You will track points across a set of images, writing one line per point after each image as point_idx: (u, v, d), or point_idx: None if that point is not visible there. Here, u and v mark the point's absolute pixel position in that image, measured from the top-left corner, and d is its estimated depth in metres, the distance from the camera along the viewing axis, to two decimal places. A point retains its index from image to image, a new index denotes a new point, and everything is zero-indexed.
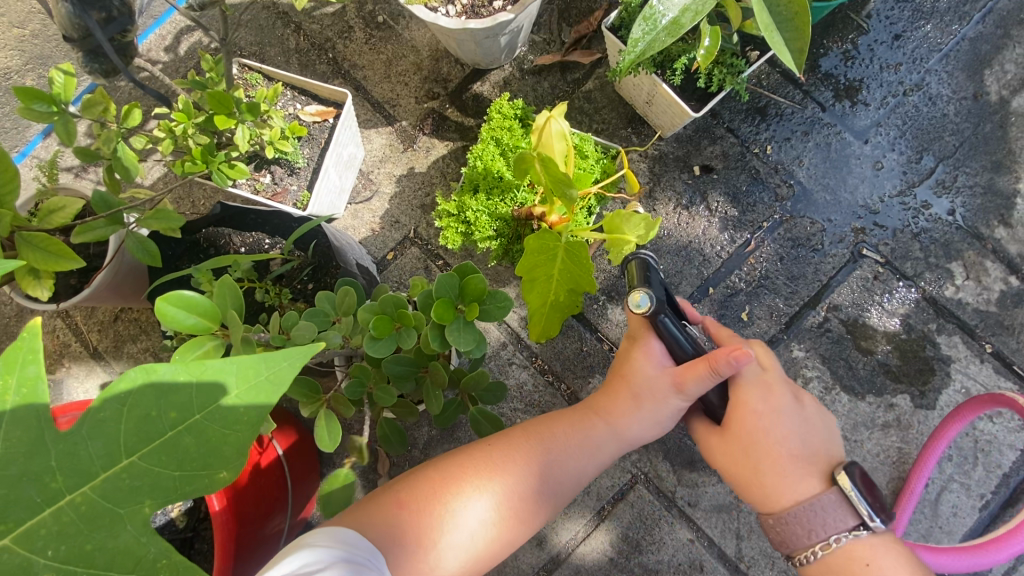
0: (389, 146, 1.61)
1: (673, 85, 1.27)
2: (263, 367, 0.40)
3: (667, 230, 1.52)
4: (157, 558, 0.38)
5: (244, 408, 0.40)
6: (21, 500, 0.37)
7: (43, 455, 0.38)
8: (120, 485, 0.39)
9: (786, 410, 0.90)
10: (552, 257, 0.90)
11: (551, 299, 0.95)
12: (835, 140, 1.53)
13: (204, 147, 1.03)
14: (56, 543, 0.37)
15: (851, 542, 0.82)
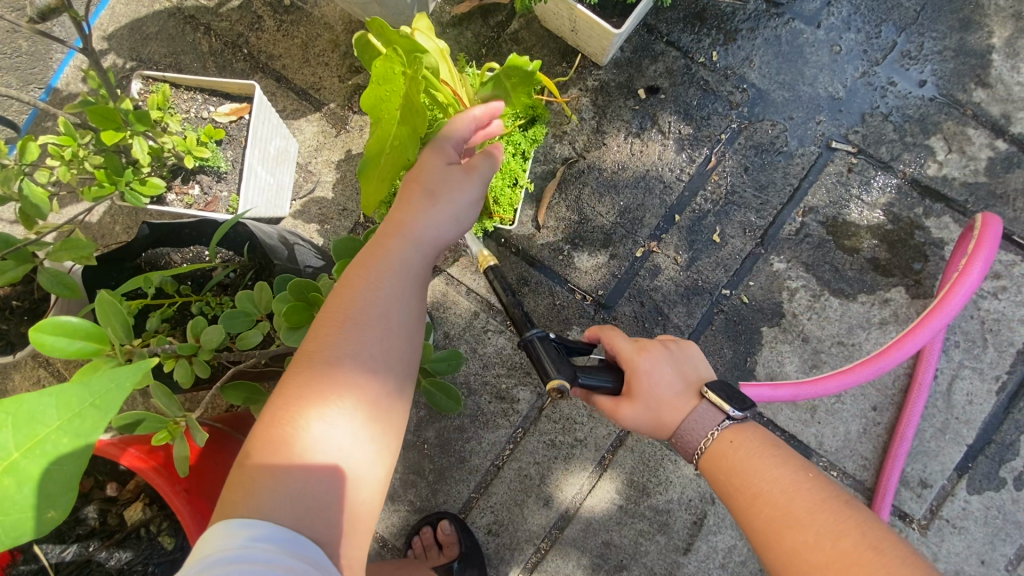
0: (322, 132, 1.55)
1: (590, 4, 1.17)
2: (85, 396, 0.39)
3: (621, 163, 1.43)
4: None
5: (67, 439, 0.39)
6: None
7: None
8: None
9: (658, 364, 0.90)
10: (393, 91, 0.81)
11: (389, 145, 0.82)
12: (785, 30, 1.41)
13: (104, 168, 0.99)
14: None
15: (722, 434, 0.84)
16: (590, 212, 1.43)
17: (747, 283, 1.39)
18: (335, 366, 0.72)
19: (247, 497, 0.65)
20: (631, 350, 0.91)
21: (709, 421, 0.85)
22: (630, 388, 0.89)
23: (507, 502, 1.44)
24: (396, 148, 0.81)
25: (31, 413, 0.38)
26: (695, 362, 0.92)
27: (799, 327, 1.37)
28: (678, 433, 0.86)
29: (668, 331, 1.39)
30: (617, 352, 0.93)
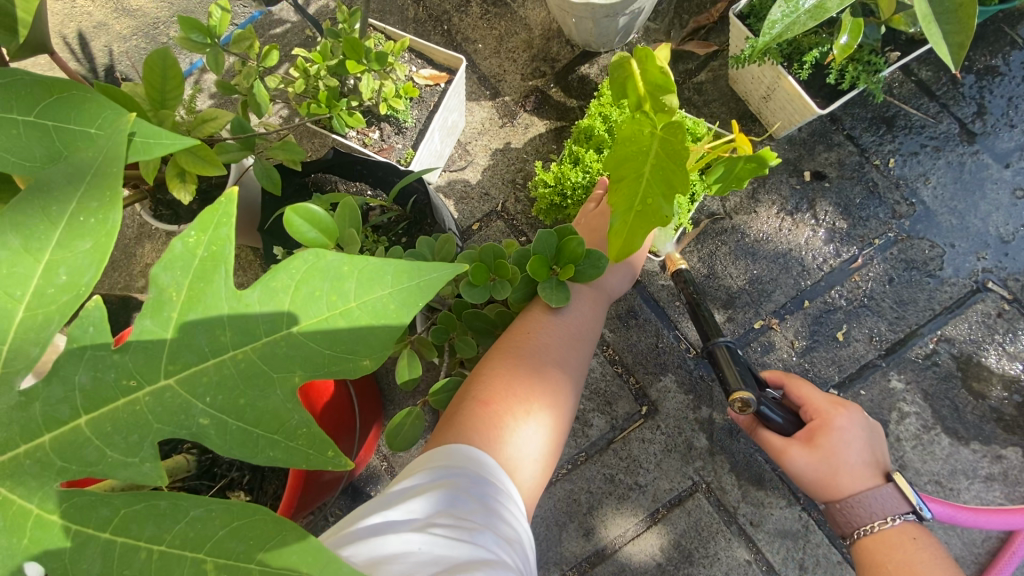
0: (489, 119, 1.64)
1: (798, 78, 1.20)
2: (417, 273, 0.42)
3: (766, 234, 1.44)
4: (299, 426, 0.41)
5: (396, 302, 0.42)
6: (192, 346, 0.40)
7: (216, 308, 0.41)
8: (278, 351, 0.41)
9: (854, 428, 0.98)
10: (646, 149, 0.86)
11: (639, 204, 0.84)
12: (971, 160, 1.40)
13: (330, 91, 1.09)
14: (214, 393, 0.40)
15: (902, 523, 0.92)
16: (721, 270, 1.44)
17: (857, 391, 1.35)
18: (558, 369, 0.87)
19: (490, 430, 0.77)
20: (827, 407, 1.01)
21: (890, 505, 0.93)
22: (812, 436, 0.98)
23: (549, 520, 1.43)
24: (650, 205, 0.83)
25: (372, 273, 0.42)
26: (881, 445, 1.00)
27: (900, 452, 1.32)
28: (851, 499, 0.94)
29: None
30: (808, 404, 1.03)
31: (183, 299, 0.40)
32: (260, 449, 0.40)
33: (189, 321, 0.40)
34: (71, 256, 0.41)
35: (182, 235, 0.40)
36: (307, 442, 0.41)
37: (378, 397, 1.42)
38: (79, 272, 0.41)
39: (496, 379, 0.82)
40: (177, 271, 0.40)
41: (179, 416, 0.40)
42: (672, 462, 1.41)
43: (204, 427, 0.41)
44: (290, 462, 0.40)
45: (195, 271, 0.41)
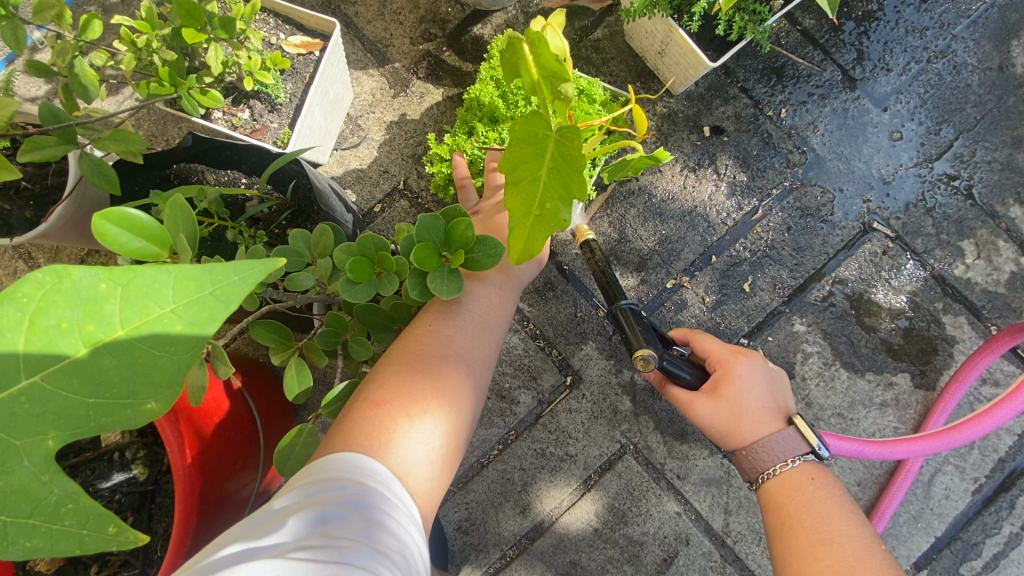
0: (380, 90, 1.50)
1: (689, 31, 1.18)
2: (206, 282, 0.32)
3: (672, 193, 1.44)
4: (61, 502, 0.32)
5: (179, 326, 0.32)
6: None
7: None
8: (16, 411, 0.31)
9: (754, 376, 1.01)
10: (542, 151, 0.79)
11: (538, 208, 0.78)
12: (854, 106, 1.45)
13: (169, 65, 0.93)
14: None
15: (802, 464, 0.95)
16: (631, 233, 1.43)
17: (766, 338, 1.41)
18: (456, 361, 0.83)
19: (378, 434, 0.71)
20: (727, 355, 1.03)
21: (792, 447, 0.95)
22: (715, 388, 1.00)
23: (484, 502, 1.41)
24: (548, 209, 0.77)
25: (145, 290, 0.32)
26: (784, 391, 1.04)
27: (806, 391, 1.39)
28: (752, 445, 0.97)
29: None
30: (710, 354, 1.05)
31: None
32: (9, 542, 0.31)
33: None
34: None
35: None
36: (77, 521, 0.32)
37: (286, 405, 1.32)
38: None
39: (385, 381, 0.77)
40: None
41: None
42: (600, 429, 1.41)
43: None
44: (54, 550, 0.31)
45: None
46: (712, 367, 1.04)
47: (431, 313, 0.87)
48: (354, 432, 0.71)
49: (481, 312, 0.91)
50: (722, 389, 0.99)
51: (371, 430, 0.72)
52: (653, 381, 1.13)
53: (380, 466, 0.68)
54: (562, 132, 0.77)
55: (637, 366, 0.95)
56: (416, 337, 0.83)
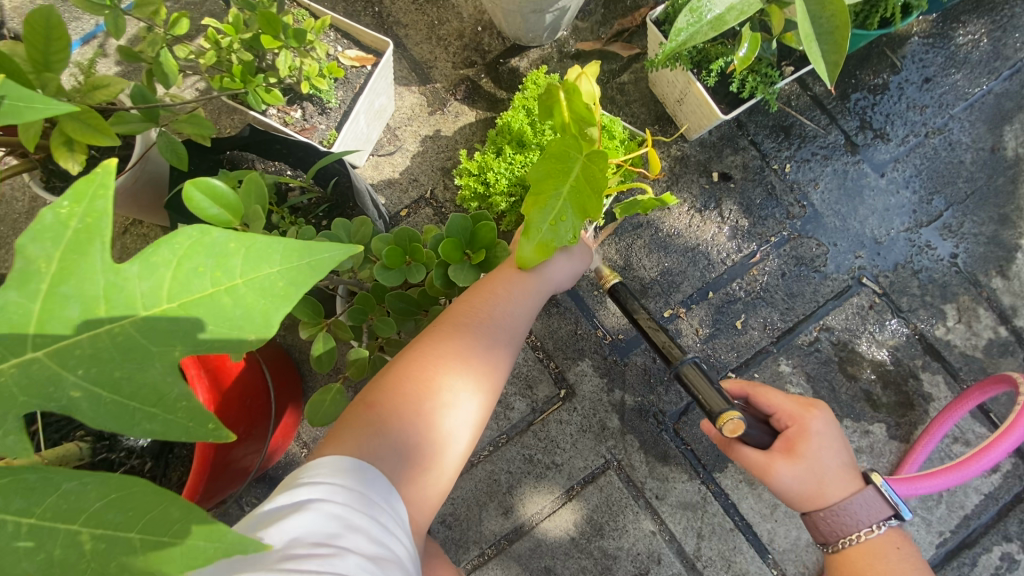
0: (419, 105, 1.63)
1: (706, 85, 1.30)
2: (308, 253, 0.43)
3: (677, 230, 1.54)
4: (179, 398, 0.41)
5: (282, 283, 0.43)
6: (64, 315, 0.40)
7: (92, 280, 0.41)
8: (159, 324, 0.42)
9: (828, 432, 1.06)
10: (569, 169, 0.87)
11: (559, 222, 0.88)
12: (853, 169, 1.56)
13: (243, 65, 1.05)
14: (88, 364, 0.40)
15: (887, 530, 1.03)
16: (636, 262, 1.53)
17: (752, 374, 1.49)
18: (464, 378, 0.82)
19: (372, 444, 0.73)
20: (801, 412, 1.07)
21: (874, 507, 1.03)
22: (786, 449, 1.04)
23: (470, 500, 1.48)
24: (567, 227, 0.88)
25: (259, 253, 0.43)
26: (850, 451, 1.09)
27: None
28: (840, 504, 1.03)
29: (669, 392, 1.49)
30: (780, 411, 1.09)
31: (55, 268, 0.40)
32: (136, 421, 0.40)
33: (66, 293, 0.40)
34: None
35: (52, 205, 0.40)
36: (185, 416, 0.41)
37: (298, 388, 1.41)
38: None
39: (391, 388, 0.79)
40: (45, 243, 0.40)
41: (47, 388, 0.39)
42: (587, 442, 1.49)
43: (76, 400, 0.40)
44: (167, 433, 0.40)
45: (69, 242, 0.41)
46: (786, 425, 1.07)
47: (450, 321, 0.84)
48: (356, 436, 0.74)
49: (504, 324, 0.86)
50: (798, 450, 1.03)
51: (369, 437, 0.74)
52: (716, 437, 1.15)
53: (368, 479, 0.70)
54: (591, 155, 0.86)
55: (725, 430, 0.88)
56: (430, 346, 0.82)
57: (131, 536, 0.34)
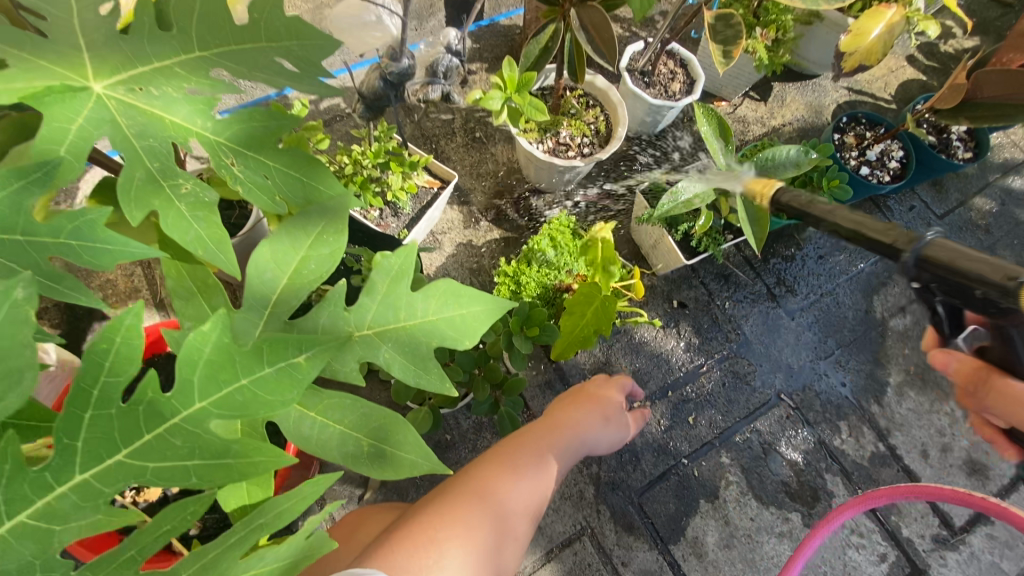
0: (456, 219, 2.09)
1: (675, 239, 1.84)
2: (503, 301, 0.80)
3: (647, 339, 1.99)
4: (433, 367, 0.76)
5: (486, 315, 0.79)
6: (384, 315, 0.77)
7: (397, 298, 0.77)
8: (426, 328, 0.77)
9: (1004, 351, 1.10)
10: (591, 304, 1.29)
11: (580, 328, 1.33)
12: (773, 312, 2.11)
13: (364, 178, 1.54)
14: (390, 342, 0.76)
15: None
16: (615, 361, 1.93)
17: (700, 462, 1.86)
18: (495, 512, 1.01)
19: (429, 545, 0.90)
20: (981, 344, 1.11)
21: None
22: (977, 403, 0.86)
23: None
24: (585, 336, 1.34)
25: (478, 296, 0.79)
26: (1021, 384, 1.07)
27: (725, 511, 1.82)
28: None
29: (636, 471, 1.82)
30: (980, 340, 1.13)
31: (383, 290, 0.77)
32: (410, 377, 0.76)
33: (385, 302, 0.77)
34: (317, 256, 0.76)
35: (390, 256, 0.76)
36: (436, 377, 0.76)
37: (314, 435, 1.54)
38: (322, 268, 0.76)
39: (454, 498, 1.00)
40: (381, 275, 0.77)
41: (370, 350, 0.76)
42: (567, 508, 1.75)
43: (385, 360, 0.76)
44: (431, 387, 0.75)
45: (391, 276, 0.77)
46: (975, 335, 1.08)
47: (503, 463, 1.11)
48: (425, 526, 0.94)
49: (527, 489, 1.10)
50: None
51: (432, 534, 0.92)
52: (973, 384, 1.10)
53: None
54: (606, 299, 1.28)
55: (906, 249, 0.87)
56: (482, 473, 1.08)
57: (384, 441, 0.73)
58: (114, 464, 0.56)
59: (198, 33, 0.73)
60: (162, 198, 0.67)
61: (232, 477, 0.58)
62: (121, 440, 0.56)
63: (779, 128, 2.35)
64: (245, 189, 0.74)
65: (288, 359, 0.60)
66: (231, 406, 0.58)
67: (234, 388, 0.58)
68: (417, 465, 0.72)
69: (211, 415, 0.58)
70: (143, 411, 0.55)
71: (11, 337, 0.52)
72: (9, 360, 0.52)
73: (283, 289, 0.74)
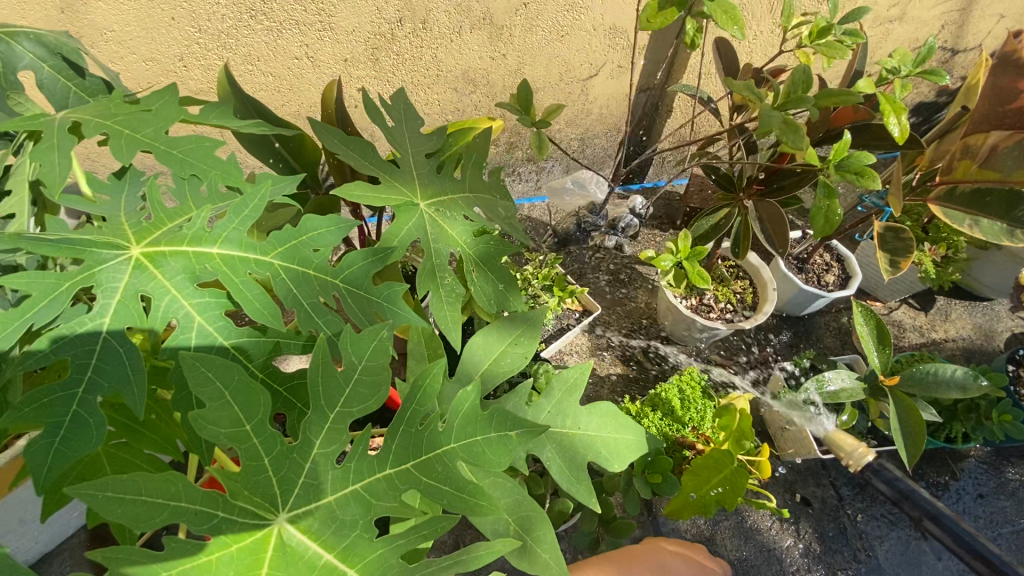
0: (584, 346, 2.21)
1: (811, 427, 1.76)
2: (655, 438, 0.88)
3: (759, 527, 1.83)
4: (586, 478, 0.85)
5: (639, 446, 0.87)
6: (555, 420, 0.88)
7: (568, 407, 0.88)
8: (586, 441, 0.87)
9: None
10: (719, 469, 1.28)
11: (701, 491, 1.31)
12: (914, 542, 1.85)
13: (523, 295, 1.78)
14: (553, 443, 0.87)
15: None
16: (719, 539, 1.80)
17: None
18: None
19: None
20: None
21: None
22: None
23: None
24: (705, 500, 1.31)
25: (636, 427, 0.88)
26: None
27: None
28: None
29: None
30: None
31: (559, 397, 0.89)
32: (563, 482, 0.84)
33: (558, 407, 0.88)
34: (514, 353, 0.92)
35: (573, 371, 0.90)
36: (585, 489, 0.84)
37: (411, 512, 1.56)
38: (515, 364, 0.91)
39: None
40: (560, 385, 0.90)
41: (536, 446, 0.86)
42: None
43: (546, 458, 0.86)
44: (580, 497, 0.83)
45: (567, 387, 0.89)
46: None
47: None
48: None
49: None
50: None
51: None
52: None
53: None
54: (736, 471, 1.27)
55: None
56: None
57: (532, 531, 0.80)
58: (405, 469, 0.69)
59: (476, 178, 1.01)
60: (431, 284, 0.91)
61: (465, 509, 0.67)
62: (412, 452, 0.69)
63: (940, 341, 2.23)
64: (478, 293, 0.95)
65: (505, 432, 0.68)
66: (471, 454, 0.68)
67: (473, 440, 0.68)
68: (549, 566, 0.78)
69: (459, 456, 0.68)
70: (428, 436, 0.69)
71: (378, 359, 0.68)
72: (377, 375, 0.68)
73: (483, 372, 0.91)
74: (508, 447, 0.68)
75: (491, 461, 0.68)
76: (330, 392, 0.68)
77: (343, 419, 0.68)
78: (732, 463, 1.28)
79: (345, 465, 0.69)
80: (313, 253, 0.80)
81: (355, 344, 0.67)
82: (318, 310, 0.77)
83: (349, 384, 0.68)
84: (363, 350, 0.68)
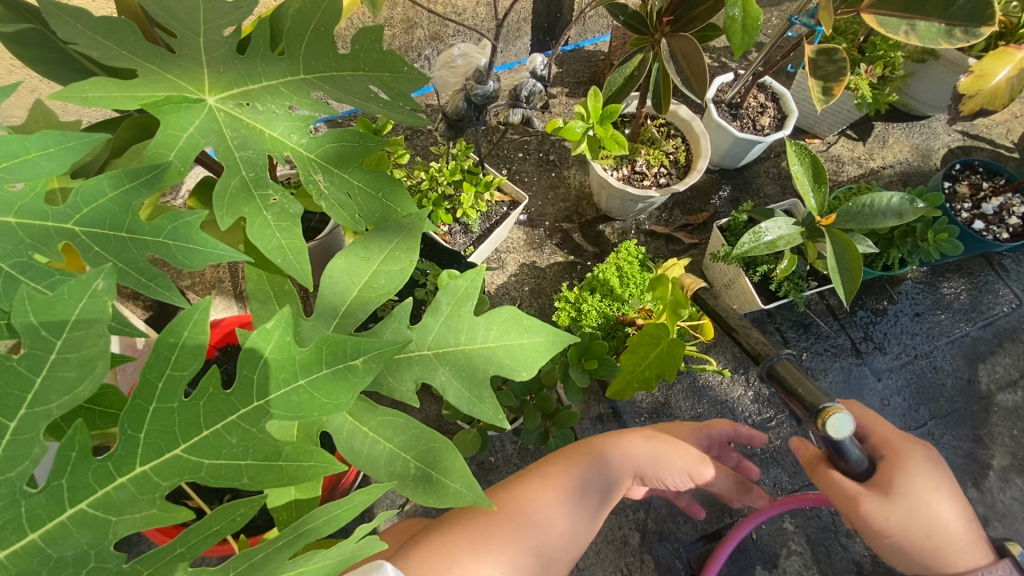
0: (521, 240, 2.07)
1: (752, 280, 1.72)
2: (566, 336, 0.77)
3: (711, 384, 1.87)
4: (489, 394, 0.74)
5: (549, 348, 0.76)
6: (447, 339, 0.76)
7: (460, 321, 0.76)
8: (484, 354, 0.75)
9: None
10: (657, 343, 1.23)
11: (640, 370, 1.26)
12: (857, 369, 1.93)
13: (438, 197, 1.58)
14: (447, 364, 0.75)
15: None
16: (674, 403, 1.83)
17: (759, 525, 1.71)
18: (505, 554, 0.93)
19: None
20: None
21: None
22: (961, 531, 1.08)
23: None
24: (647, 376, 1.26)
25: (540, 328, 0.77)
26: None
27: None
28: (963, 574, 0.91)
29: (686, 524, 1.71)
30: None
31: (447, 311, 0.76)
32: (463, 403, 0.74)
33: (448, 323, 0.76)
34: (387, 271, 0.77)
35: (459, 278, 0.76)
36: (490, 406, 0.74)
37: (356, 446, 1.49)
38: (392, 283, 0.77)
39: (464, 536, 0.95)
40: (446, 298, 0.77)
41: (429, 371, 0.75)
42: (609, 554, 1.65)
43: (441, 382, 0.75)
44: (485, 417, 0.73)
45: (454, 298, 0.76)
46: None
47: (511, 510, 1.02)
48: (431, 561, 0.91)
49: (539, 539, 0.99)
50: None
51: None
52: None
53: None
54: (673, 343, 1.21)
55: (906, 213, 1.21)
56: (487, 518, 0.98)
57: (432, 463, 0.72)
58: (172, 458, 0.59)
59: (314, 60, 0.80)
60: (253, 207, 0.76)
61: (280, 479, 0.60)
62: (179, 434, 0.59)
63: (879, 171, 2.17)
64: (329, 205, 0.77)
65: (345, 361, 0.62)
66: (289, 407, 0.61)
67: (293, 388, 0.62)
68: (461, 496, 0.69)
69: (270, 414, 0.61)
70: (207, 404, 0.59)
71: (88, 327, 0.53)
72: (87, 351, 0.53)
73: (353, 300, 0.76)
74: (347, 389, 0.62)
75: (312, 409, 0.61)
76: (5, 394, 0.52)
77: (34, 424, 0.53)
78: (668, 335, 1.23)
79: (51, 486, 0.54)
80: (8, 190, 0.66)
81: (48, 310, 0.52)
82: (28, 272, 0.64)
83: (39, 374, 0.52)
84: (62, 321, 0.53)
